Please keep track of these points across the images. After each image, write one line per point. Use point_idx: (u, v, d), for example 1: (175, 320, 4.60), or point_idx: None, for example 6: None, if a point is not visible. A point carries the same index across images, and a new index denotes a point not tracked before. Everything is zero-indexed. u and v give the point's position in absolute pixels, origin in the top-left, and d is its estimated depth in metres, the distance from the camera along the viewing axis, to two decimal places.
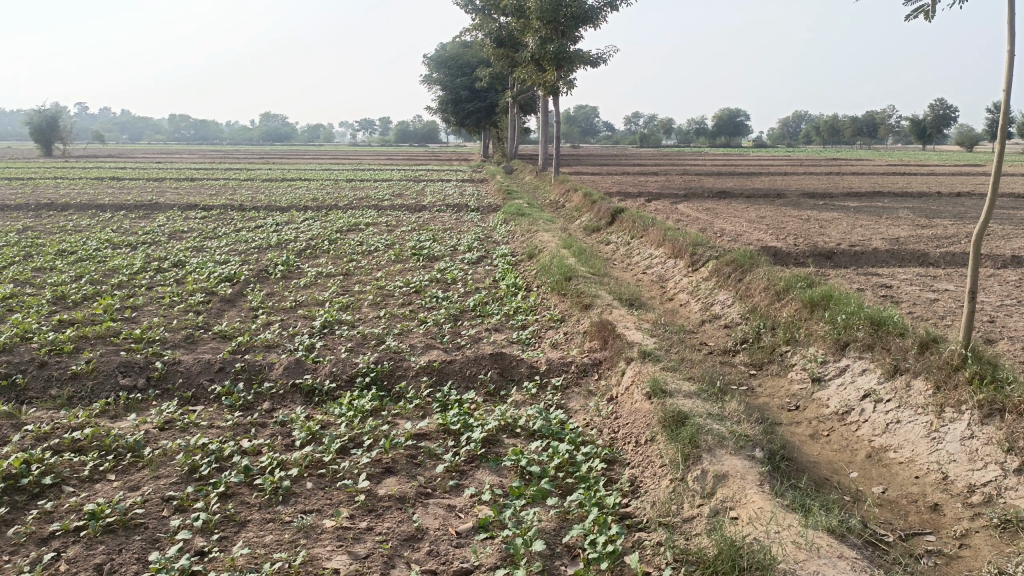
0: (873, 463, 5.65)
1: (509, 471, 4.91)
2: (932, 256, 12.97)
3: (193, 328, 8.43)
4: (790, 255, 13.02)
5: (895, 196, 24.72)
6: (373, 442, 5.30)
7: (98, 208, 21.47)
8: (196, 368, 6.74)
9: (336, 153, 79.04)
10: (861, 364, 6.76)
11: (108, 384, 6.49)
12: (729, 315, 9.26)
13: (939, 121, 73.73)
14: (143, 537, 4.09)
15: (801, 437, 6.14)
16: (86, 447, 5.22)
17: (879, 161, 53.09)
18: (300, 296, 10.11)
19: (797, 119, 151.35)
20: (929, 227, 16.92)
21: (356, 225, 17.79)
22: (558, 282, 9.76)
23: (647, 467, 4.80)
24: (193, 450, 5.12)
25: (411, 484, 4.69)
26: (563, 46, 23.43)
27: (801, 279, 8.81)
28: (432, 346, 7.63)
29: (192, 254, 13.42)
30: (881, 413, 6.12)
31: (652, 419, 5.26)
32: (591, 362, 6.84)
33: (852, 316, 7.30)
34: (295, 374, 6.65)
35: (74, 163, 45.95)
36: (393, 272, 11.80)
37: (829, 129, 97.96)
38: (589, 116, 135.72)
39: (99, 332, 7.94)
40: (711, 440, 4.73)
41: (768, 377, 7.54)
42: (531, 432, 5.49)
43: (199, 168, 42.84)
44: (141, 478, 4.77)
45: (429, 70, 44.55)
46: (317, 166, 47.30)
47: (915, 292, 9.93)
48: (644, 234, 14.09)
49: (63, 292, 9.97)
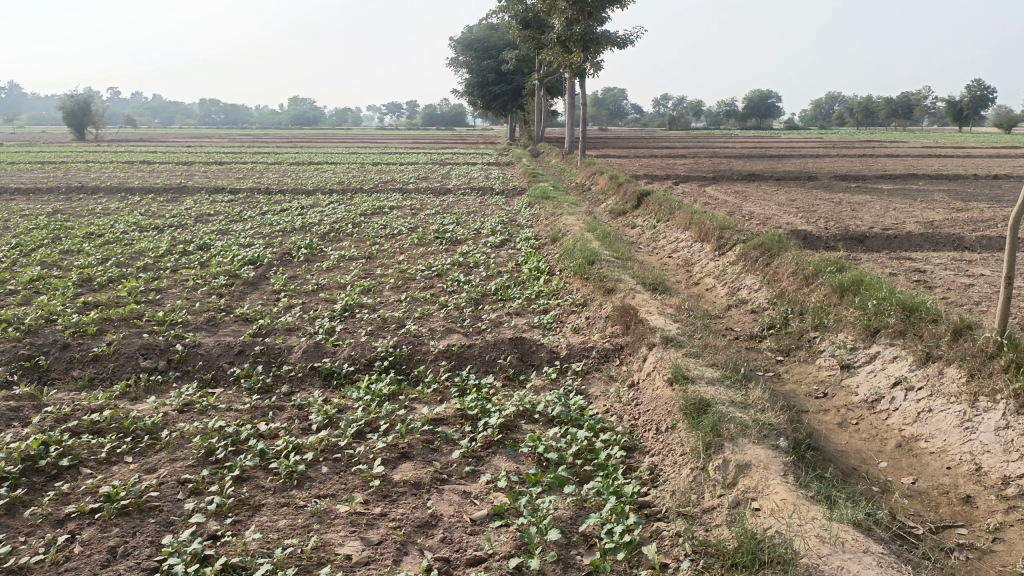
0: (902, 453, 5.49)
1: (527, 457, 4.82)
2: (968, 240, 12.62)
3: (215, 311, 8.43)
4: (820, 239, 12.74)
5: (930, 178, 24.16)
6: (390, 427, 5.25)
7: (127, 191, 21.68)
8: (216, 351, 6.74)
9: (364, 136, 79.10)
10: (892, 351, 6.56)
11: (129, 366, 6.50)
12: (755, 300, 9.07)
13: (976, 102, 71.95)
14: (157, 520, 4.06)
15: (828, 425, 5.99)
16: (104, 429, 5.22)
17: (913, 143, 51.89)
18: (322, 279, 10.09)
19: (829, 100, 148.65)
20: (964, 210, 16.48)
21: (381, 208, 17.77)
22: (581, 266, 9.64)
23: (667, 456, 4.69)
24: (210, 434, 5.10)
25: (427, 470, 4.63)
26: (590, 27, 23.09)
27: (831, 263, 8.60)
28: (452, 330, 7.57)
29: (217, 238, 13.47)
30: (911, 402, 5.94)
31: (674, 406, 5.14)
32: (613, 347, 6.72)
33: (883, 302, 7.10)
34: (314, 357, 6.62)
35: (106, 147, 46.51)
36: (415, 255, 11.74)
37: (862, 111, 96.04)
38: (617, 98, 134.58)
39: (122, 315, 7.98)
40: (734, 428, 4.60)
41: (795, 363, 7.37)
42: (550, 418, 5.40)
43: (228, 152, 43.14)
44: (157, 460, 4.76)
45: (455, 52, 44.35)
46: (344, 149, 47.42)
47: (949, 277, 9.66)
48: (670, 217, 13.88)
49: (89, 275, 10.04)
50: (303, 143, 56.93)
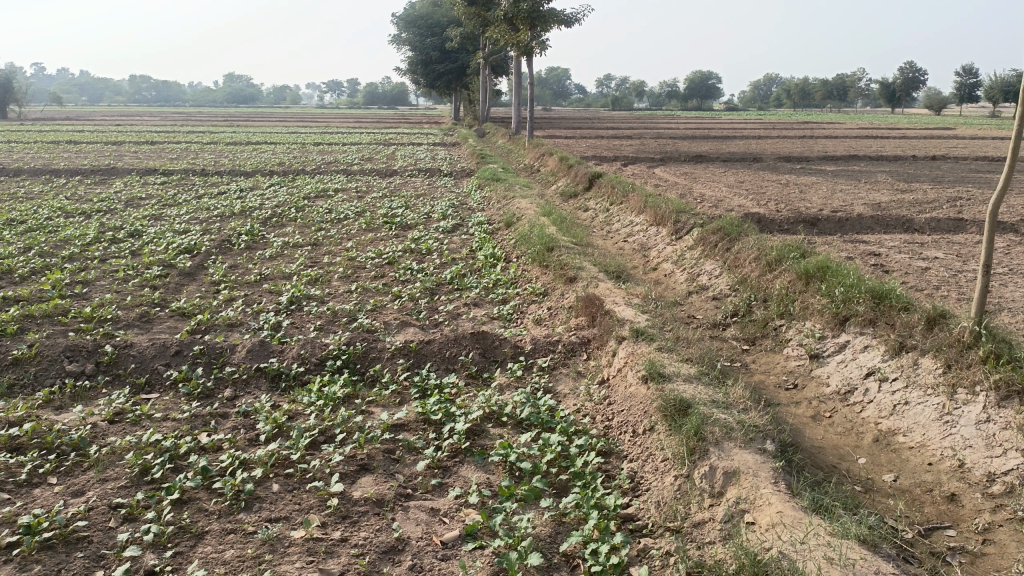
0: (880, 448, 5.31)
1: (497, 467, 4.47)
2: (917, 222, 12.67)
3: (149, 305, 7.83)
4: (773, 222, 12.65)
5: (871, 159, 24.55)
6: (346, 435, 4.82)
7: (52, 174, 20.44)
8: (150, 351, 6.17)
9: (305, 114, 76.92)
10: (863, 341, 6.41)
11: (52, 371, 5.91)
12: (716, 286, 8.86)
13: (908, 84, 73.82)
14: (86, 554, 3.60)
15: (802, 419, 5.78)
16: (25, 446, 4.69)
17: (851, 125, 52.87)
18: (265, 269, 9.53)
19: (767, 82, 151.09)
20: (908, 191, 16.67)
21: (325, 191, 17.11)
22: (539, 253, 9.29)
23: (647, 461, 4.39)
24: (145, 449, 4.62)
25: (389, 485, 4.24)
26: (536, 5, 22.68)
27: (793, 249, 8.43)
28: (408, 323, 7.15)
29: (150, 224, 12.69)
30: (886, 394, 5.78)
31: (651, 406, 4.83)
32: (579, 340, 6.40)
33: (851, 289, 6.93)
34: (259, 357, 6.13)
35: (30, 126, 44.00)
36: (364, 242, 11.26)
37: (800, 92, 97.57)
38: (559, 77, 134.52)
39: (46, 311, 7.34)
40: (718, 431, 4.31)
41: (762, 353, 7.16)
42: (519, 421, 5.07)
43: (160, 132, 41.37)
44: (86, 482, 4.28)
45: (398, 30, 43.33)
46: (283, 129, 46.03)
47: (905, 260, 9.62)
48: (624, 200, 13.64)
49: (9, 266, 9.28)
50: (242, 123, 54.94)
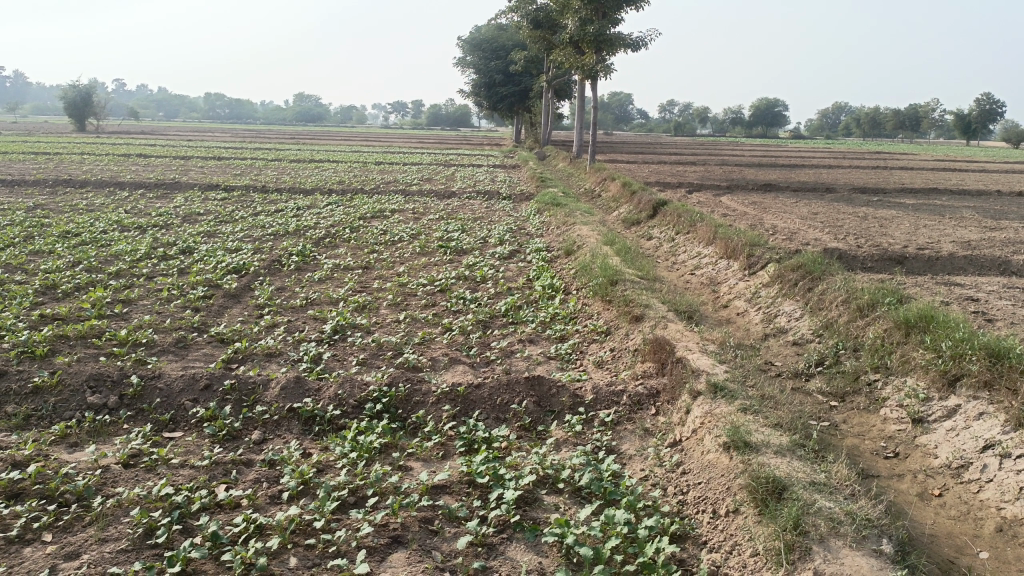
0: (1006, 541, 4.44)
1: (551, 549, 3.80)
2: (1015, 264, 11.57)
3: (187, 330, 7.39)
4: (856, 260, 11.70)
5: (952, 193, 23.22)
6: (379, 498, 4.22)
7: (117, 186, 20.61)
8: (178, 385, 5.67)
9: (368, 134, 77.89)
10: (976, 406, 5.54)
11: (73, 403, 5.47)
12: (797, 329, 8.05)
13: (986, 116, 70.62)
14: None
15: (907, 498, 4.94)
16: (26, 492, 4.19)
17: (923, 155, 50.52)
18: (312, 293, 9.07)
19: (836, 109, 147.33)
20: (997, 229, 15.50)
21: (381, 212, 16.76)
22: (601, 286, 8.62)
23: (733, 554, 3.67)
24: (154, 504, 4.08)
25: (423, 567, 3.60)
26: (603, 28, 22.06)
27: (888, 293, 7.58)
28: (457, 361, 6.56)
29: (203, 241, 12.42)
30: (1010, 473, 4.89)
31: (736, 483, 4.10)
32: (646, 392, 5.70)
33: (961, 344, 6.05)
34: (293, 396, 5.57)
35: (108, 140, 45.46)
36: (416, 266, 10.76)
37: (870, 122, 94.57)
38: (622, 103, 134.08)
39: (81, 332, 6.94)
40: (822, 525, 3.59)
41: (853, 411, 6.32)
42: (578, 488, 4.39)
43: (228, 148, 42.05)
44: (84, 542, 3.76)
45: (463, 53, 43.34)
46: (347, 147, 46.32)
47: (1008, 307, 8.66)
48: (691, 229, 12.88)
49: (54, 281, 9.01)
50: (309, 141, 55.49)
